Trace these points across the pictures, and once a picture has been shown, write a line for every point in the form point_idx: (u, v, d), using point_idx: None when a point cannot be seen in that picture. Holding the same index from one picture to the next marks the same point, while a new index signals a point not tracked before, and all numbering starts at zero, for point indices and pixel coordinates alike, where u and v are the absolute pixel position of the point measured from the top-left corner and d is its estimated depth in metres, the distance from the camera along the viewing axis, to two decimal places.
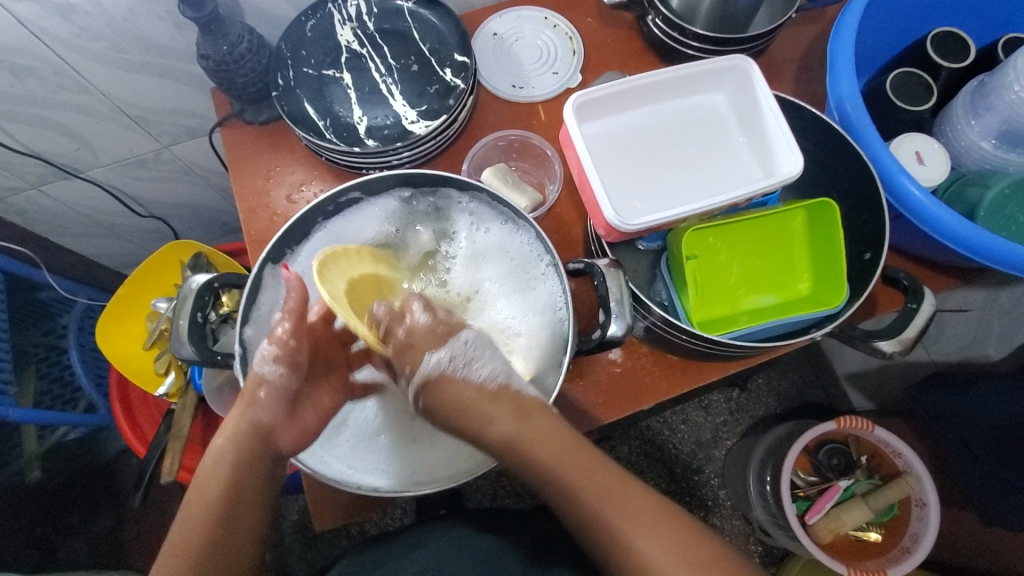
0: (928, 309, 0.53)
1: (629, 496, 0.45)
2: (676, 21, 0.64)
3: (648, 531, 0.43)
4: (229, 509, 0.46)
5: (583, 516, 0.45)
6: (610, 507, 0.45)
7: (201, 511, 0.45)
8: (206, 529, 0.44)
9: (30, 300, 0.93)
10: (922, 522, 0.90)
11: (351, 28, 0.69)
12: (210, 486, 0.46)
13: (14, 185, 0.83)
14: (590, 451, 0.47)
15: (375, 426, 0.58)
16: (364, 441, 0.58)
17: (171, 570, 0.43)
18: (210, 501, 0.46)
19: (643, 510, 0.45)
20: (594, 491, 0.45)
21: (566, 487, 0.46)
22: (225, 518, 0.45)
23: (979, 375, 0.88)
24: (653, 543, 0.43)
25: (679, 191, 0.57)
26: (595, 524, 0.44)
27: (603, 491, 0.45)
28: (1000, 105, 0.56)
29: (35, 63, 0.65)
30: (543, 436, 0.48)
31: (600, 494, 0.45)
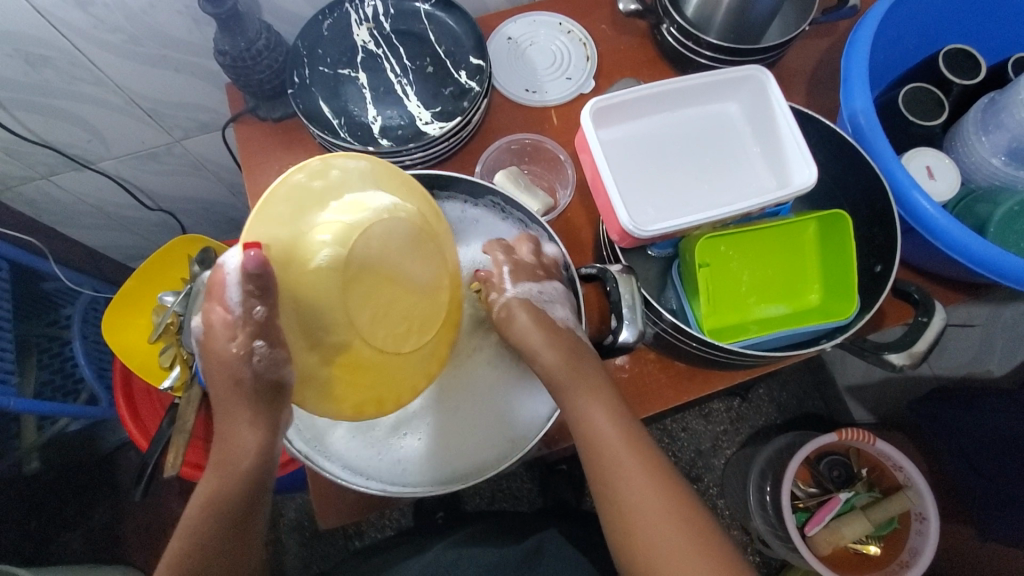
0: (939, 323, 0.53)
1: (663, 493, 0.47)
2: (691, 30, 0.64)
3: (673, 527, 0.45)
4: (255, 488, 0.48)
5: (626, 506, 0.47)
6: (642, 501, 0.46)
7: (230, 484, 0.47)
8: (232, 501, 0.47)
9: (34, 290, 0.93)
10: (921, 537, 0.90)
11: (367, 28, 0.69)
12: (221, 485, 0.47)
13: (24, 174, 0.83)
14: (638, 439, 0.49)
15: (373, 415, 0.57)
16: (363, 431, 0.56)
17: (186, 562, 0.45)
18: (240, 477, 0.47)
19: (672, 509, 0.46)
20: (642, 485, 0.47)
21: (608, 472, 0.48)
22: (249, 491, 0.47)
23: (981, 390, 0.88)
24: (673, 541, 0.45)
25: (693, 199, 0.57)
26: (620, 511, 0.47)
27: (640, 485, 0.47)
28: (1011, 123, 0.57)
29: (51, 53, 0.65)
30: (597, 418, 0.50)
31: (640, 485, 0.47)
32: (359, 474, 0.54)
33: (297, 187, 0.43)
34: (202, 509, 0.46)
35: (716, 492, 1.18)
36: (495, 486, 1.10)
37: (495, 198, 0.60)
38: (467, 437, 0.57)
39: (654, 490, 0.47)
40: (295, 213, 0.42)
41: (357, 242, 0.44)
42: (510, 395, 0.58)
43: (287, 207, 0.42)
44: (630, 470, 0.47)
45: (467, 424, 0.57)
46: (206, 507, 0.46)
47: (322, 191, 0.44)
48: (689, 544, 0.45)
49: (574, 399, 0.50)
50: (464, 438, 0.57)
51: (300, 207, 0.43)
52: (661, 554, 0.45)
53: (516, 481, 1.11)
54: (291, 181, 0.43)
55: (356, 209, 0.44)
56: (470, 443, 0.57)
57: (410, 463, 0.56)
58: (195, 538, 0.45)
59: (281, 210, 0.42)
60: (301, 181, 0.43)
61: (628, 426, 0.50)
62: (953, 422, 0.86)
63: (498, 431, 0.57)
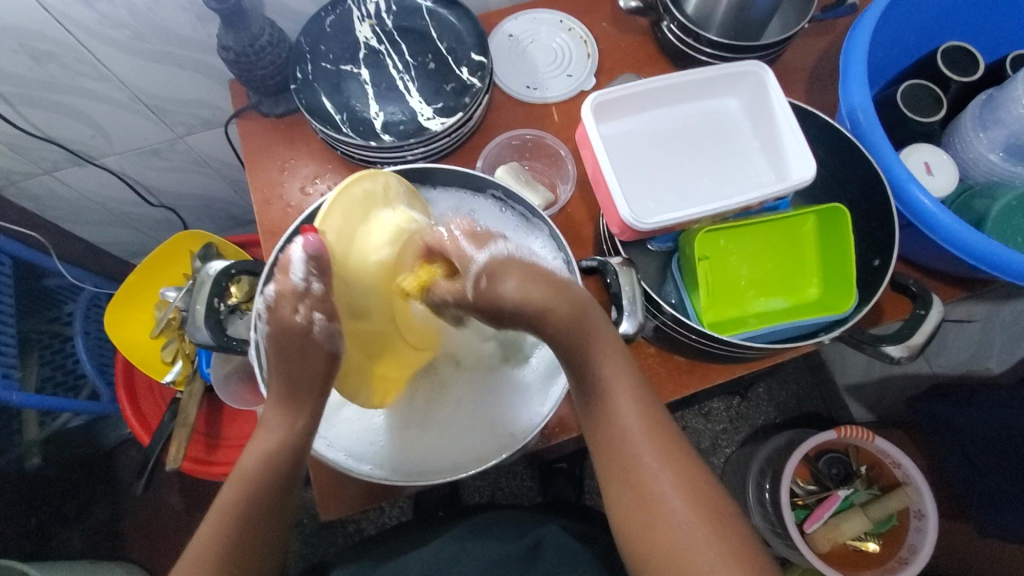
0: (936, 316, 0.54)
1: (709, 512, 0.43)
2: (691, 27, 0.64)
3: (717, 546, 0.42)
4: (287, 474, 0.46)
5: (639, 485, 0.44)
6: (686, 515, 0.43)
7: (264, 469, 0.45)
8: (264, 486, 0.45)
9: (37, 287, 0.94)
10: (920, 534, 0.90)
11: (370, 25, 0.70)
12: (248, 461, 0.46)
13: (28, 170, 0.84)
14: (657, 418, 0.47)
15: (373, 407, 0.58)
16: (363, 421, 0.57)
17: (214, 530, 0.43)
18: (274, 462, 0.46)
19: (717, 527, 0.43)
20: (658, 463, 0.45)
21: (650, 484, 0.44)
22: (284, 476, 0.46)
23: (979, 387, 0.88)
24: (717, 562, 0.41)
25: (692, 193, 0.58)
26: (659, 523, 0.43)
27: (686, 502, 0.43)
28: (1008, 119, 0.57)
29: (55, 49, 0.66)
30: (642, 422, 0.46)
31: (683, 496, 0.43)
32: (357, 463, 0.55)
33: (367, 193, 0.49)
34: (234, 488, 0.44)
35: None
36: (495, 483, 1.11)
37: (497, 190, 0.60)
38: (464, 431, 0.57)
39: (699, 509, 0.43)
40: (359, 215, 0.48)
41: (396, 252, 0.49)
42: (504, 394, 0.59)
43: (353, 208, 0.48)
44: (676, 485, 0.44)
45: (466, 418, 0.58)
46: (236, 485, 0.44)
47: (376, 198, 0.50)
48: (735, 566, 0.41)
49: (613, 402, 0.47)
50: (462, 433, 0.57)
51: (362, 212, 0.48)
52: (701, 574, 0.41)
53: (516, 479, 1.11)
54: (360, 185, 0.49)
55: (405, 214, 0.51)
56: (465, 436, 0.57)
57: (407, 456, 0.56)
58: (222, 521, 0.43)
59: (351, 206, 0.48)
60: (368, 185, 0.49)
61: (673, 437, 0.46)
62: (950, 419, 0.87)
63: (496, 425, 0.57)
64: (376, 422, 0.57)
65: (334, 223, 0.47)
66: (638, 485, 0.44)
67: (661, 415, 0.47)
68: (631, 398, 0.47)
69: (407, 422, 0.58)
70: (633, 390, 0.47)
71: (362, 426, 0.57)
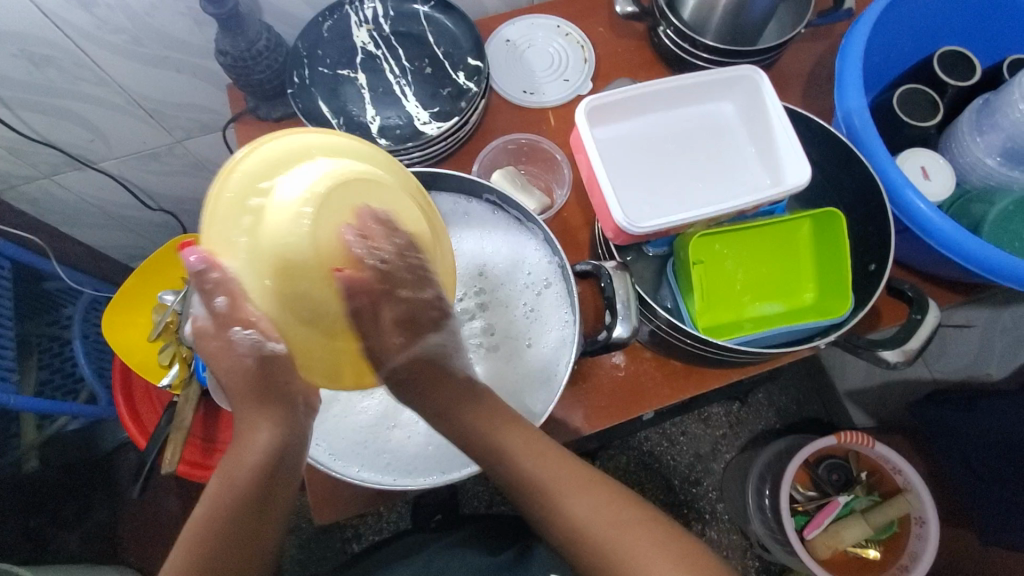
0: (932, 320, 0.53)
1: (615, 506, 0.47)
2: (687, 32, 0.64)
3: (644, 543, 0.45)
4: (272, 484, 0.44)
5: (560, 517, 0.46)
6: (599, 523, 0.45)
7: (231, 514, 0.42)
8: (242, 502, 0.42)
9: (36, 290, 0.94)
10: (921, 541, 0.89)
11: (367, 30, 0.70)
12: (238, 470, 0.43)
13: (27, 173, 0.84)
14: (538, 446, 0.48)
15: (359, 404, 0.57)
16: (346, 417, 0.56)
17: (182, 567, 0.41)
18: (248, 489, 0.42)
19: (625, 515, 0.46)
20: (554, 481, 0.47)
21: (568, 517, 0.46)
22: (257, 519, 0.43)
23: (981, 391, 0.88)
24: (652, 558, 0.44)
25: (687, 198, 0.57)
26: (593, 555, 0.45)
27: (593, 501, 0.46)
28: (1005, 123, 0.57)
29: (55, 53, 0.66)
30: (518, 445, 0.48)
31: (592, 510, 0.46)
32: (344, 464, 0.54)
33: (249, 171, 0.42)
34: (198, 530, 0.42)
35: (716, 496, 1.17)
36: (495, 489, 1.10)
37: (492, 195, 0.60)
38: None
39: (630, 530, 0.45)
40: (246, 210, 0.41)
41: (312, 214, 0.40)
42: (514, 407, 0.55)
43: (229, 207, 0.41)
44: (585, 493, 0.47)
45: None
46: (184, 550, 0.42)
47: (272, 167, 0.42)
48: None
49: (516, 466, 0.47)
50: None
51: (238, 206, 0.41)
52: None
53: None
54: (239, 170, 0.42)
55: (305, 180, 0.41)
56: (464, 443, 0.55)
57: (391, 456, 0.55)
58: (195, 549, 0.41)
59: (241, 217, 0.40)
60: (254, 164, 0.42)
61: (577, 472, 0.48)
62: (950, 424, 0.86)
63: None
64: (366, 419, 0.56)
65: (228, 245, 0.41)
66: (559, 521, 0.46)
67: (559, 451, 0.49)
68: (518, 439, 0.48)
69: (396, 419, 0.57)
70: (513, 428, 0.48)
71: (350, 423, 0.56)
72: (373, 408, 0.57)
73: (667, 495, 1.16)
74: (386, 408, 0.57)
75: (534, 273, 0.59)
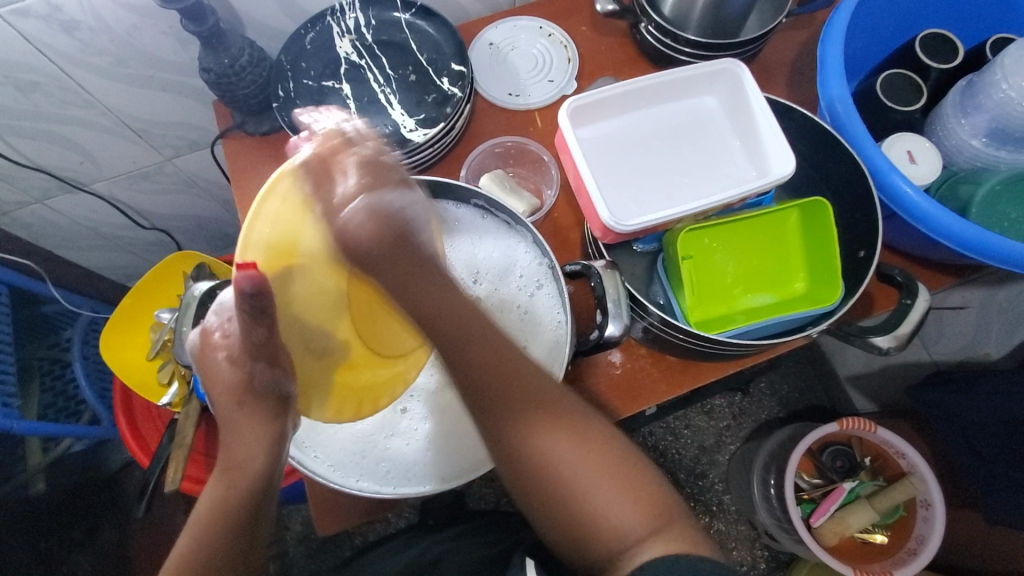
0: (922, 304, 0.53)
1: (584, 441, 0.47)
2: (668, 27, 0.64)
3: (602, 480, 0.45)
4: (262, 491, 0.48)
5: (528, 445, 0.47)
6: (565, 455, 0.46)
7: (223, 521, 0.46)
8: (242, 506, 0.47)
9: (34, 314, 0.94)
10: (927, 524, 0.89)
11: (350, 40, 0.70)
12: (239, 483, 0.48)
13: (20, 199, 0.84)
14: (519, 369, 0.48)
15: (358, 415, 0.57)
16: (345, 428, 0.56)
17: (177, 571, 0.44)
18: (245, 502, 0.47)
19: (594, 452, 0.46)
20: (533, 406, 0.47)
21: (529, 443, 0.46)
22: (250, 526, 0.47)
23: (980, 371, 0.87)
24: (609, 497, 0.45)
25: (675, 194, 0.58)
26: (544, 477, 0.46)
27: (560, 434, 0.47)
28: (989, 103, 0.57)
29: (40, 79, 0.67)
30: (509, 366, 0.49)
31: (562, 445, 0.46)
32: (344, 475, 0.54)
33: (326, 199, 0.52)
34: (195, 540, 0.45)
35: (722, 488, 1.17)
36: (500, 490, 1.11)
37: (480, 200, 0.60)
38: (454, 439, 0.56)
39: (582, 453, 0.46)
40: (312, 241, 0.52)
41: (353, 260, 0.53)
42: None
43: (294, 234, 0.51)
44: (554, 424, 0.47)
45: (450, 423, 0.57)
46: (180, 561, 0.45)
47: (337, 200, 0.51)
48: (619, 504, 0.44)
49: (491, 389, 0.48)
50: (445, 437, 0.56)
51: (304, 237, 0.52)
52: (589, 511, 0.45)
53: None
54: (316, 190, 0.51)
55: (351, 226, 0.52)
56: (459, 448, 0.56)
57: (391, 464, 0.55)
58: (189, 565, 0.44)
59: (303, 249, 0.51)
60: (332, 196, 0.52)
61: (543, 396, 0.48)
62: (950, 405, 0.86)
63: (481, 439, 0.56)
64: (364, 430, 0.57)
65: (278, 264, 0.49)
66: (521, 442, 0.47)
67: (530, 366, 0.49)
68: (499, 357, 0.49)
69: (394, 428, 0.57)
70: (496, 347, 0.49)
71: (348, 435, 0.56)
72: (371, 418, 0.57)
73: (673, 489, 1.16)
74: (384, 417, 0.57)
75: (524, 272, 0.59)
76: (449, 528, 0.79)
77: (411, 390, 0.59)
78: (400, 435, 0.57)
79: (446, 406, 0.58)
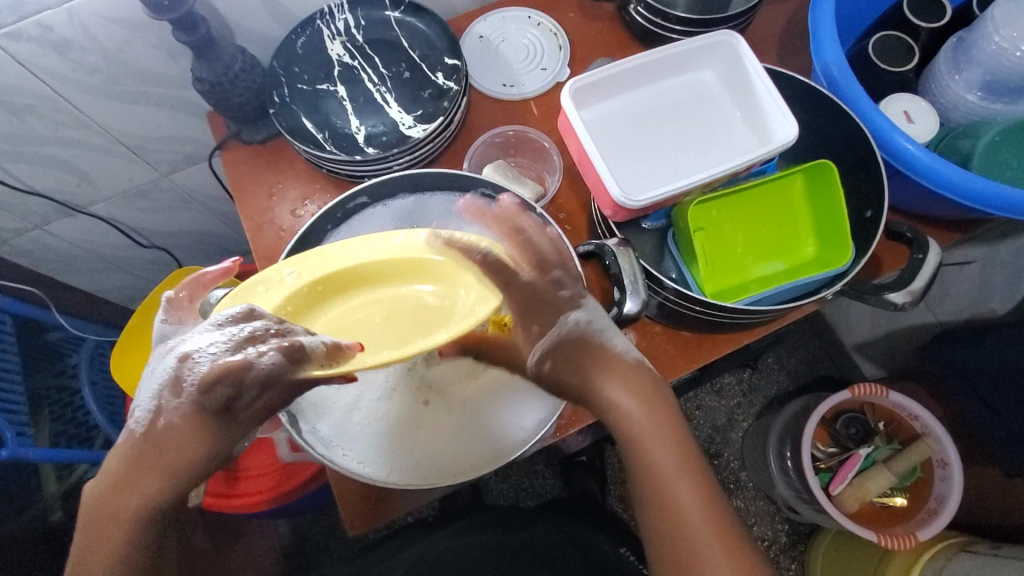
0: (934, 259, 0.54)
1: (702, 488, 0.45)
2: (657, 6, 0.65)
3: (714, 537, 0.43)
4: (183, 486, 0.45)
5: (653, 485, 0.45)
6: (685, 502, 0.44)
7: (138, 503, 0.43)
8: (150, 505, 0.44)
9: (39, 342, 0.94)
10: (945, 483, 0.89)
11: (341, 42, 0.70)
12: (164, 477, 0.44)
13: (18, 227, 0.84)
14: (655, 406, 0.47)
15: (381, 412, 0.57)
16: (370, 426, 0.56)
17: (102, 524, 0.43)
18: (156, 502, 0.44)
19: (709, 504, 0.44)
20: (665, 449, 0.46)
21: (642, 457, 0.46)
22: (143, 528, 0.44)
23: (986, 326, 0.88)
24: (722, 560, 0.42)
25: (681, 168, 0.58)
26: (644, 463, 0.46)
27: (681, 481, 0.45)
28: (982, 57, 0.58)
29: (34, 101, 0.66)
30: (641, 401, 0.47)
31: (686, 490, 0.45)
32: (373, 470, 0.54)
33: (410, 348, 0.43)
34: (115, 500, 0.43)
35: (738, 465, 1.18)
36: (517, 485, 1.12)
37: (486, 189, 0.60)
38: (476, 430, 0.56)
39: (693, 488, 0.45)
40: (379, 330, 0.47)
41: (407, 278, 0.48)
42: (509, 406, 0.57)
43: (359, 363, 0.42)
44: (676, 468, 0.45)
45: (472, 414, 0.57)
46: (104, 519, 0.43)
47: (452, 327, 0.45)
48: (707, 535, 0.43)
49: (597, 372, 0.48)
50: (468, 429, 0.56)
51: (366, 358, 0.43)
52: (673, 500, 0.44)
53: (536, 479, 1.12)
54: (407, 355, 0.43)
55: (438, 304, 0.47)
56: (477, 444, 0.56)
57: (419, 458, 0.55)
58: (108, 526, 0.43)
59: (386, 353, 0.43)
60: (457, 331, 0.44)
61: (682, 436, 0.47)
62: (962, 362, 0.86)
63: (499, 430, 0.56)
64: (388, 424, 0.56)
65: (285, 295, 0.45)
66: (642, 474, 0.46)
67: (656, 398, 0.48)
68: (630, 387, 0.48)
69: (417, 420, 0.57)
70: (628, 381, 0.48)
71: (374, 430, 0.56)
72: (395, 412, 0.57)
73: None
74: (409, 412, 0.57)
75: None
76: (451, 524, 0.81)
77: (431, 382, 0.58)
78: (424, 429, 0.57)
79: (467, 397, 0.58)
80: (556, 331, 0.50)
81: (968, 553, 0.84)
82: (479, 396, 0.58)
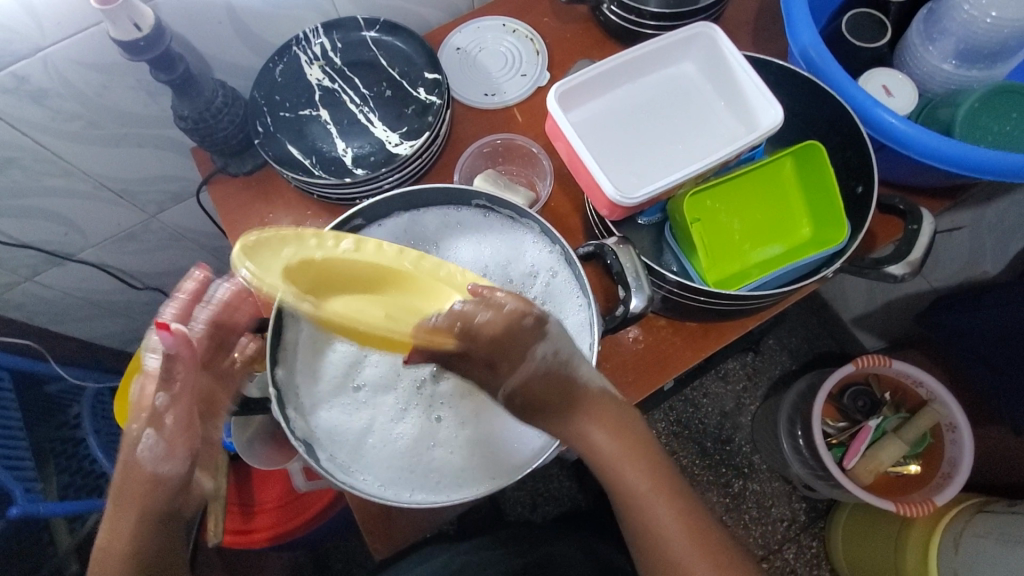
0: (929, 227, 0.55)
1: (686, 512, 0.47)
2: (631, 4, 0.65)
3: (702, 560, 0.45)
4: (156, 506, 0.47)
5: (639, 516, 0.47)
6: (670, 528, 0.46)
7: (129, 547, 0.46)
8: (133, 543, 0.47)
9: (39, 395, 0.92)
10: (957, 445, 0.90)
11: (319, 66, 0.70)
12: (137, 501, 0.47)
13: (8, 280, 0.83)
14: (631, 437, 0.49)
15: (398, 433, 0.56)
16: (388, 448, 0.56)
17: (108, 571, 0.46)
18: (138, 531, 0.47)
19: (695, 527, 0.46)
20: (643, 478, 0.47)
21: (626, 491, 0.48)
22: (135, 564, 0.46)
23: (979, 288, 0.90)
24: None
25: (671, 162, 0.58)
26: (628, 496, 0.47)
27: (664, 509, 0.46)
28: (954, 27, 0.59)
29: (16, 154, 0.66)
30: (619, 434, 0.49)
31: (669, 516, 0.46)
32: (395, 492, 0.54)
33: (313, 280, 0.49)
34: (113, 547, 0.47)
35: (750, 449, 1.19)
36: (534, 491, 1.12)
37: (481, 199, 0.60)
38: (494, 441, 0.56)
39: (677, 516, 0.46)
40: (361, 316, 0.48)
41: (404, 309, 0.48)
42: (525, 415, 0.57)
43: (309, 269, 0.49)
44: (657, 500, 0.47)
45: (490, 425, 0.57)
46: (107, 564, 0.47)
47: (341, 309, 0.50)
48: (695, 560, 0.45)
49: (572, 413, 0.49)
50: (487, 441, 0.56)
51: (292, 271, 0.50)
52: (655, 526, 0.46)
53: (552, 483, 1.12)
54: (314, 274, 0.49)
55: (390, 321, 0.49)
56: (494, 458, 0.55)
57: (436, 476, 0.55)
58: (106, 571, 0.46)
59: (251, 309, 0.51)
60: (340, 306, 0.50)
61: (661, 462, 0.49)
62: (961, 326, 0.87)
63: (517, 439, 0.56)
64: (405, 444, 0.56)
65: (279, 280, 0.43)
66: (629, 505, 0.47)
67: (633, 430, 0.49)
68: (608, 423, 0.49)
69: (435, 437, 0.56)
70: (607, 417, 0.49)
71: (390, 451, 0.56)
72: (410, 432, 0.56)
73: (703, 458, 1.17)
74: (424, 432, 0.57)
75: (537, 260, 0.59)
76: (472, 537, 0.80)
77: (442, 398, 0.58)
78: (442, 447, 0.56)
79: (481, 410, 0.57)
80: (525, 368, 0.48)
81: (986, 513, 0.85)
82: (492, 411, 0.57)
